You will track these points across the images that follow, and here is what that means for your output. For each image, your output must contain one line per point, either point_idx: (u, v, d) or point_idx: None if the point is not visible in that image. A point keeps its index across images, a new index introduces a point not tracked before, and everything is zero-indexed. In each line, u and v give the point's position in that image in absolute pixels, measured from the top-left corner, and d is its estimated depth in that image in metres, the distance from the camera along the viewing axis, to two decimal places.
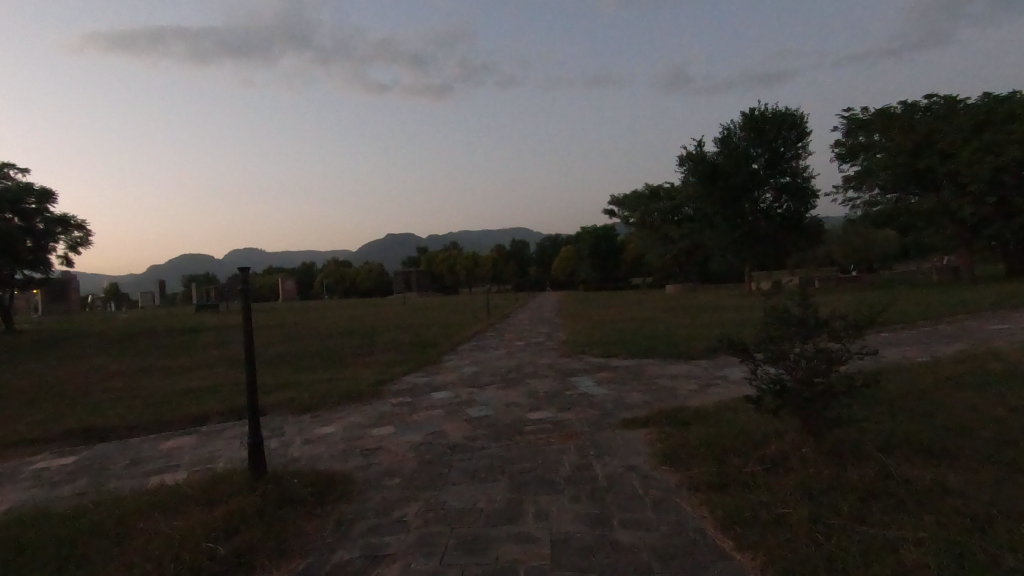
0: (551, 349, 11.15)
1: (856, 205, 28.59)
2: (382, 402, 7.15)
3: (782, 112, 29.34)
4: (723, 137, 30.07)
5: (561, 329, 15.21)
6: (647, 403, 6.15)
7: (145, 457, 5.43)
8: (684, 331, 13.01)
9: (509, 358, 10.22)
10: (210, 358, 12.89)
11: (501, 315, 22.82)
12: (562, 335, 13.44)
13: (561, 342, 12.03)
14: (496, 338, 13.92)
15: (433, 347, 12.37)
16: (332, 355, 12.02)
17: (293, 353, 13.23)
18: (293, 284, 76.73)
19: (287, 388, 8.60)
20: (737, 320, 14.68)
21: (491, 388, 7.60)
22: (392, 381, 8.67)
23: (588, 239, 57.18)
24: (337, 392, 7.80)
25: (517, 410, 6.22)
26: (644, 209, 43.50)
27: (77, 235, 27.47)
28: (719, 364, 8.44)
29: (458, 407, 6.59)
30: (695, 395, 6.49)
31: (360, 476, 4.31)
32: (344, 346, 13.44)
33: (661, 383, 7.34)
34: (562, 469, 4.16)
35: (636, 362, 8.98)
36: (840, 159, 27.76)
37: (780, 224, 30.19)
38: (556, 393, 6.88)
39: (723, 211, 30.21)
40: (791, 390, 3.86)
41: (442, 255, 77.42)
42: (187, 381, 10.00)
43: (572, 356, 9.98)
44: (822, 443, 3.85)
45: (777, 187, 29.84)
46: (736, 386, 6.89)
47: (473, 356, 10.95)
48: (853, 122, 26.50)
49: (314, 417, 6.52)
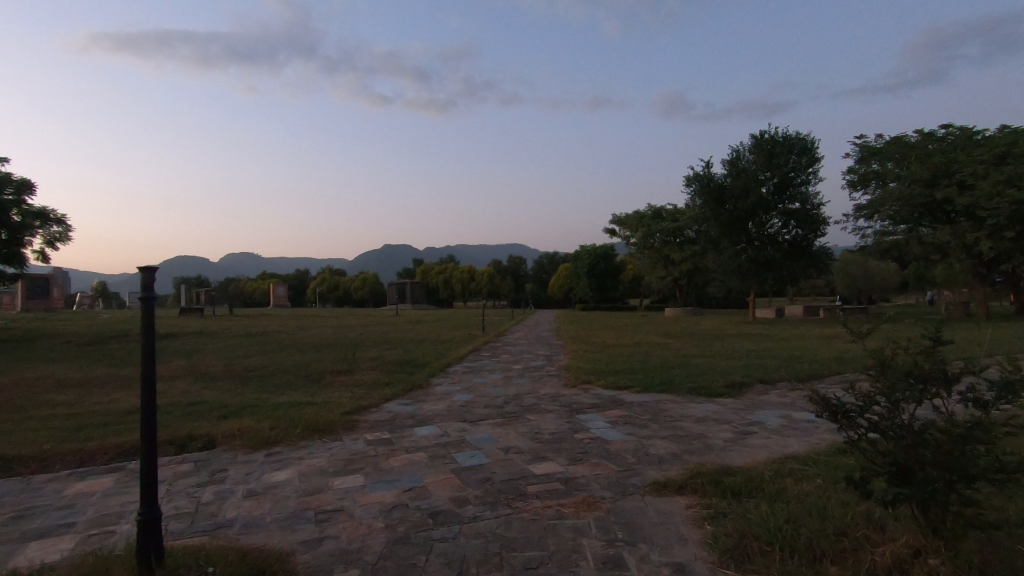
0: (553, 377, 9.97)
1: (866, 234, 27.82)
2: (354, 439, 5.97)
3: (793, 136, 28.45)
4: (732, 159, 29.22)
5: (562, 353, 14.05)
6: (677, 459, 5.01)
7: (41, 506, 4.23)
8: (699, 361, 11.87)
9: (507, 386, 9.07)
10: (174, 371, 11.63)
11: (497, 333, 21.59)
12: (565, 361, 12.27)
13: (564, 370, 10.86)
14: (492, 360, 12.76)
15: (421, 369, 11.13)
16: (309, 373, 10.78)
17: (268, 367, 11.97)
18: (285, 291, 75.19)
19: (248, 411, 7.40)
20: (754, 352, 13.57)
21: (485, 424, 6.44)
22: (370, 409, 7.46)
23: (588, 259, 56.17)
24: (302, 422, 6.59)
25: (518, 459, 5.06)
26: (646, 230, 42.50)
27: (55, 231, 26.17)
28: (750, 407, 7.31)
29: (446, 449, 5.42)
30: (733, 449, 5.35)
31: (305, 562, 3.15)
32: (324, 362, 12.20)
33: (686, 428, 6.20)
34: (584, 566, 3.02)
35: (653, 398, 7.86)
36: (852, 187, 27.13)
37: (788, 251, 29.21)
38: (564, 438, 5.73)
39: (729, 234, 29.32)
40: (916, 478, 2.75)
41: (437, 268, 76.17)
42: (140, 397, 8.77)
43: (578, 386, 8.84)
44: (957, 555, 2.73)
45: (786, 212, 28.92)
46: (779, 438, 5.74)
47: (466, 381, 9.78)
48: (866, 150, 26.06)
49: (269, 456, 5.35)
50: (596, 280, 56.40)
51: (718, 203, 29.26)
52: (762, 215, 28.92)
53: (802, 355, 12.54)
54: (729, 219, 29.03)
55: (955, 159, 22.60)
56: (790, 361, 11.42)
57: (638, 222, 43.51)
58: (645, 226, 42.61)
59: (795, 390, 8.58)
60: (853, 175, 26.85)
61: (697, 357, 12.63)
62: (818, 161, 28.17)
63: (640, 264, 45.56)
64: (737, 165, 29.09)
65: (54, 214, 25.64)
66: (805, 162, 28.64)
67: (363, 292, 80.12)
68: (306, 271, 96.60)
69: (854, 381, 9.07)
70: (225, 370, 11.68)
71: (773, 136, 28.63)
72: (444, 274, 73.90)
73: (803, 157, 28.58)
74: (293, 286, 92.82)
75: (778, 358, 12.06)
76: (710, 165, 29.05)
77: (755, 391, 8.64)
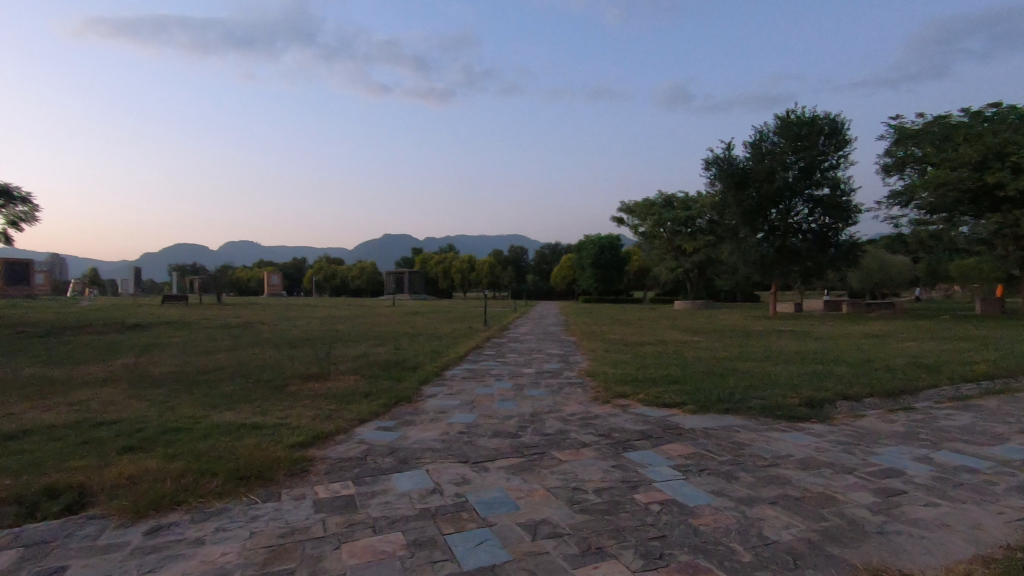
0: (576, 387, 7.97)
1: (899, 223, 25.82)
2: (299, 497, 3.93)
3: (821, 116, 26.11)
4: (754, 141, 26.98)
5: (578, 353, 12.02)
6: (824, 559, 2.99)
7: None
8: (742, 364, 9.98)
9: (520, 401, 7.05)
10: (113, 373, 9.60)
11: (500, 327, 19.58)
12: (585, 364, 10.27)
13: (587, 377, 8.86)
14: (497, 362, 10.74)
15: (411, 373, 9.10)
16: (273, 378, 8.73)
17: (229, 368, 9.94)
18: (280, 279, 73.26)
19: (168, 438, 5.37)
20: (803, 353, 11.64)
21: (495, 471, 4.40)
22: (337, 438, 5.44)
23: (592, 248, 54.01)
24: (228, 463, 4.53)
25: (553, 554, 3.02)
26: (657, 218, 40.29)
27: (20, 210, 23.86)
28: (859, 441, 5.30)
29: (436, 526, 3.39)
30: (901, 535, 3.30)
31: None
32: (297, 362, 10.19)
33: (797, 483, 4.14)
34: None
35: (718, 425, 5.86)
36: (885, 172, 25.18)
37: (813, 242, 27.14)
38: (622, 504, 3.71)
39: (750, 222, 27.30)
40: None
41: (436, 257, 73.99)
42: (43, 411, 6.75)
43: (612, 403, 6.84)
44: None
45: (811, 199, 26.73)
46: (954, 506, 3.71)
47: (467, 391, 7.77)
48: (902, 132, 24.13)
49: (153, 537, 3.32)
50: (600, 272, 54.31)
51: (740, 188, 27.11)
52: (785, 201, 26.77)
53: (863, 359, 10.63)
54: (751, 206, 26.92)
55: (1010, 139, 20.42)
56: (858, 367, 9.45)
57: (648, 209, 41.25)
58: (655, 214, 40.35)
59: (897, 413, 6.56)
60: (887, 159, 24.92)
61: (738, 359, 10.71)
62: (849, 143, 25.83)
63: (648, 254, 43.51)
64: (761, 147, 26.84)
65: (19, 192, 23.45)
66: (834, 145, 26.27)
67: (361, 282, 77.70)
68: (302, 260, 94.30)
69: (966, 400, 7.10)
70: (177, 372, 9.65)
71: (800, 116, 26.29)
72: (443, 264, 71.79)
73: (833, 139, 26.21)
74: (289, 273, 90.68)
75: (838, 362, 10.11)
76: (732, 147, 26.92)
77: (843, 413, 6.62)
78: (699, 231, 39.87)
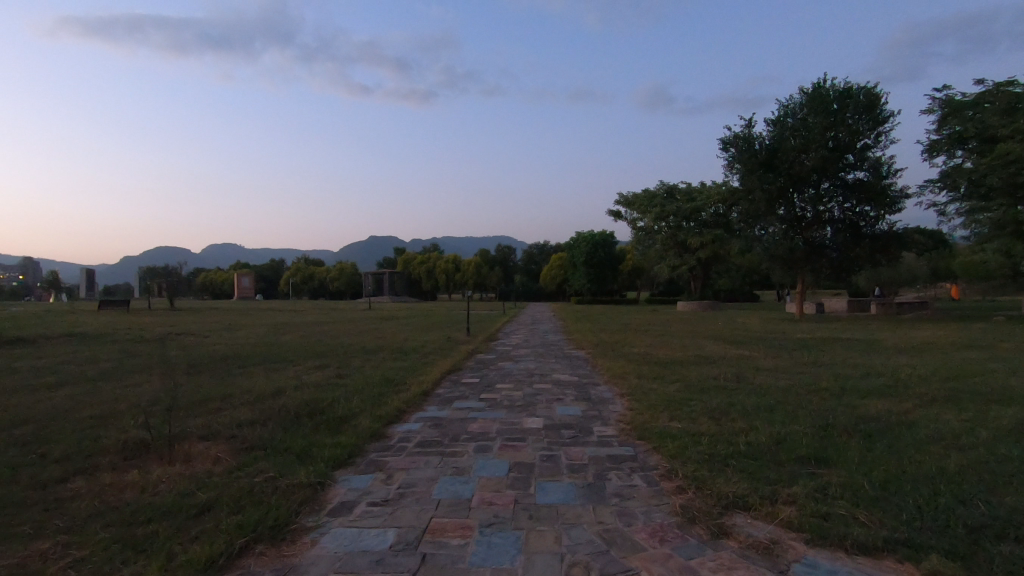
0: (637, 477, 4.14)
1: (945, 211, 22.32)
2: None
3: (855, 87, 22.41)
4: (778, 117, 23.35)
5: (598, 383, 8.17)
6: None
7: None
8: (877, 407, 6.19)
9: (532, 539, 3.15)
10: None
11: (487, 336, 15.66)
12: (621, 409, 6.42)
13: (643, 441, 5.02)
14: (480, 403, 6.86)
15: (332, 437, 5.13)
16: (66, 456, 4.71)
17: (31, 423, 5.91)
18: (251, 282, 68.57)
19: None
20: (926, 380, 7.92)
21: None
22: None
23: (584, 246, 50.10)
24: None
25: None
26: (658, 211, 36.56)
27: None
28: None
29: None
30: None
31: None
32: (153, 407, 6.18)
33: None
34: None
35: None
36: (931, 151, 21.77)
37: (846, 232, 23.63)
38: None
39: (776, 211, 23.67)
40: None
41: (419, 257, 69.69)
42: None
43: (740, 550, 2.99)
44: None
45: (843, 183, 23.20)
46: None
47: (418, 493, 3.83)
48: (952, 105, 20.77)
49: None
50: (594, 272, 50.47)
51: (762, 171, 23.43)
52: (814, 185, 23.23)
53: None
54: (778, 192, 23.25)
55: None
56: None
57: (649, 201, 37.47)
58: (657, 206, 36.61)
59: None
60: (935, 136, 21.45)
61: (850, 394, 6.96)
62: (889, 118, 22.13)
63: (647, 251, 39.81)
64: (785, 123, 23.15)
65: None
66: (870, 120, 22.53)
67: (340, 284, 72.99)
68: (279, 261, 89.32)
69: None
70: None
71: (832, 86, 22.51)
72: (426, 264, 67.60)
73: (869, 114, 22.45)
74: (264, 275, 85.85)
75: (1018, 402, 6.37)
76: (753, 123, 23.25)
77: None
78: (705, 225, 36.18)
